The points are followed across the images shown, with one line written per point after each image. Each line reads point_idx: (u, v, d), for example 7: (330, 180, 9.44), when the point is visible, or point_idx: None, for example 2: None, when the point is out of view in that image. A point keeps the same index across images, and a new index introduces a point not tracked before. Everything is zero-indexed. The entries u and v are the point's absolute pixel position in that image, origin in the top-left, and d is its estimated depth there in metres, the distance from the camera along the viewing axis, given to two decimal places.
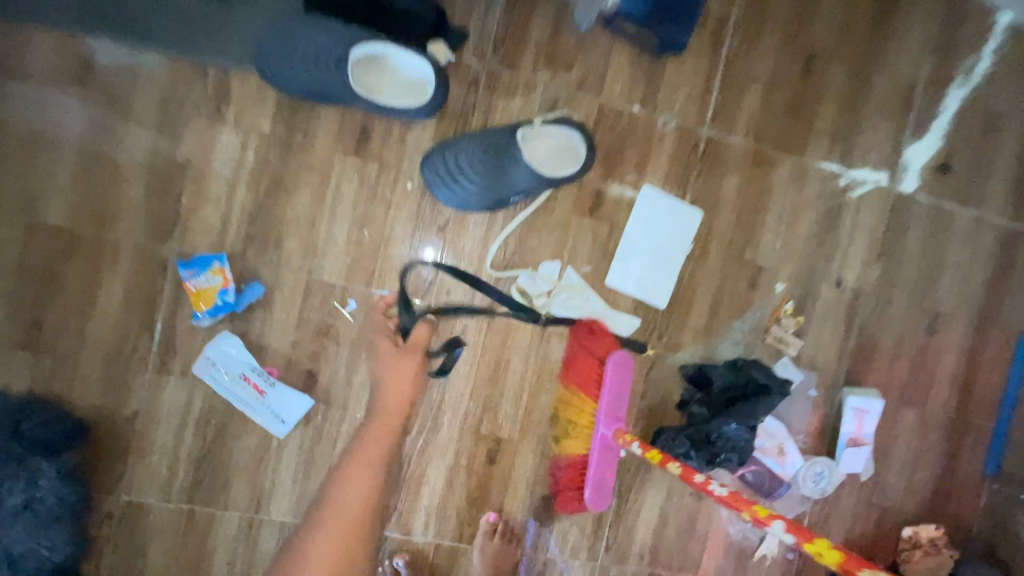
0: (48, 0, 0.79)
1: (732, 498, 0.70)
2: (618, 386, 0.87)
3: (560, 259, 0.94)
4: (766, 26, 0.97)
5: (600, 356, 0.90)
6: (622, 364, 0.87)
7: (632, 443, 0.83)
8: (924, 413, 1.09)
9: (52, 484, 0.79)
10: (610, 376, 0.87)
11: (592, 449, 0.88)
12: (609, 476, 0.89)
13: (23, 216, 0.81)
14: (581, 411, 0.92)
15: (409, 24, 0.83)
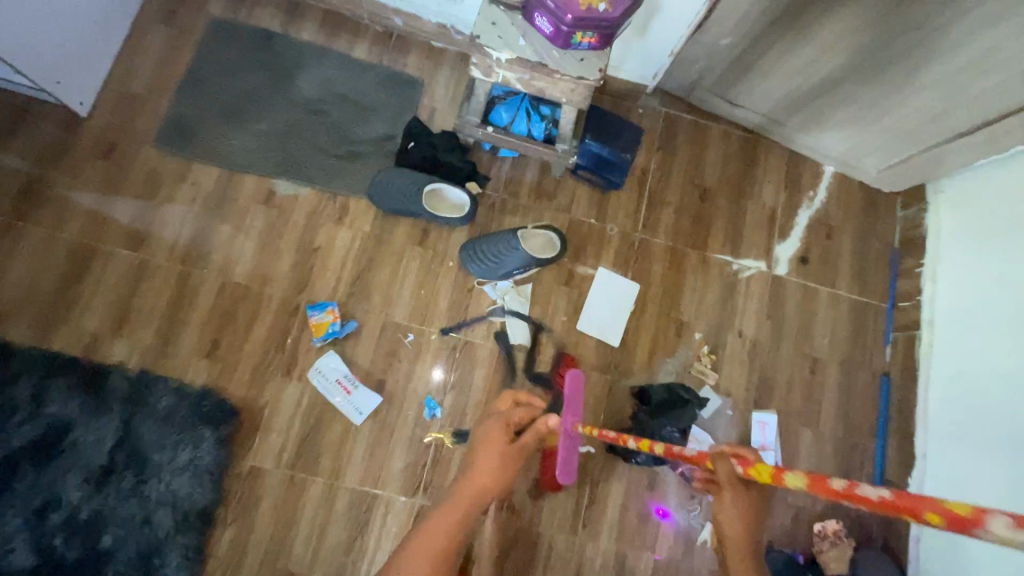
0: (255, 159, 1.42)
1: (615, 437, 1.03)
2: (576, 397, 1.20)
3: (512, 279, 1.44)
4: (673, 173, 1.58)
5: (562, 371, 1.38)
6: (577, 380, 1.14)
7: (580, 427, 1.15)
8: (818, 432, 1.48)
9: (211, 447, 1.24)
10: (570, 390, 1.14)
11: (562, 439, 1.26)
12: (573, 458, 1.28)
13: (219, 277, 1.36)
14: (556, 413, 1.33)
15: (456, 173, 1.44)
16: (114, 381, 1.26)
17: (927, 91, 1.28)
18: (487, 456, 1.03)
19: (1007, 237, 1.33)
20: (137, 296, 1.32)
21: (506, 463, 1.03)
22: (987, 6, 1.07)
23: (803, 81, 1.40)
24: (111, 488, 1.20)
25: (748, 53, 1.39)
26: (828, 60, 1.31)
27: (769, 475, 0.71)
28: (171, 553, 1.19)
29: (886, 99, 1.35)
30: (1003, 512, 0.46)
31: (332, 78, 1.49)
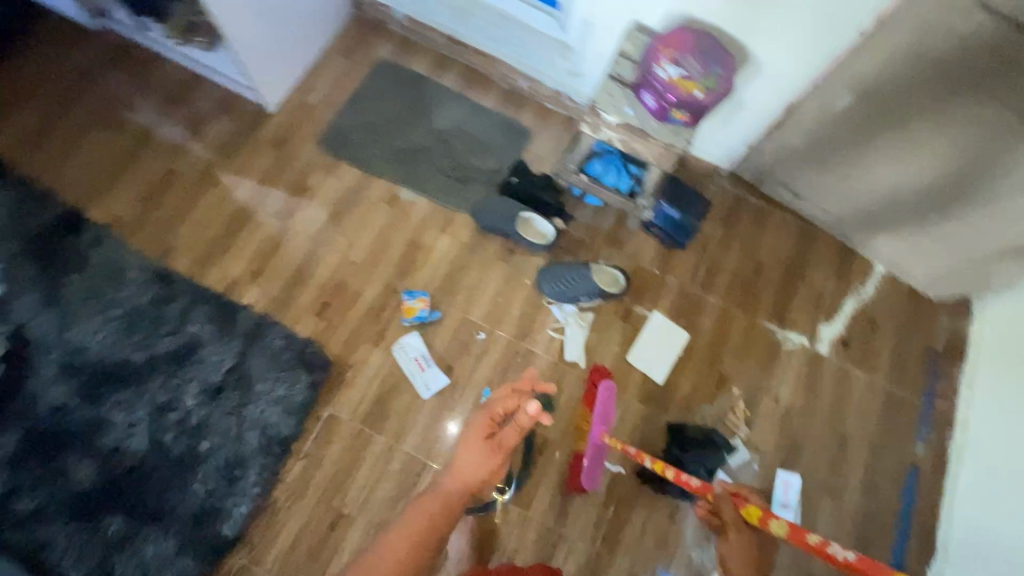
0: (389, 169, 1.74)
1: (633, 454, 1.23)
2: (604, 402, 1.42)
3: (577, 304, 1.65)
4: (734, 244, 1.78)
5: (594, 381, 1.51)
6: (609, 390, 1.43)
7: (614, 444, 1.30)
8: (839, 506, 1.55)
9: (303, 388, 1.48)
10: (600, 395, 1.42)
11: (589, 448, 1.38)
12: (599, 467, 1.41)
13: (340, 254, 1.64)
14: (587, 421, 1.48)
15: (546, 208, 1.71)
16: (241, 318, 1.53)
17: (977, 215, 1.44)
18: (463, 454, 1.04)
19: None
20: (274, 256, 1.63)
21: (483, 460, 1.02)
22: None
23: (866, 191, 1.60)
24: (219, 403, 1.45)
25: (817, 160, 1.60)
26: (887, 177, 1.51)
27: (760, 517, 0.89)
28: (252, 468, 1.40)
29: (943, 219, 1.52)
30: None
31: (461, 117, 1.83)
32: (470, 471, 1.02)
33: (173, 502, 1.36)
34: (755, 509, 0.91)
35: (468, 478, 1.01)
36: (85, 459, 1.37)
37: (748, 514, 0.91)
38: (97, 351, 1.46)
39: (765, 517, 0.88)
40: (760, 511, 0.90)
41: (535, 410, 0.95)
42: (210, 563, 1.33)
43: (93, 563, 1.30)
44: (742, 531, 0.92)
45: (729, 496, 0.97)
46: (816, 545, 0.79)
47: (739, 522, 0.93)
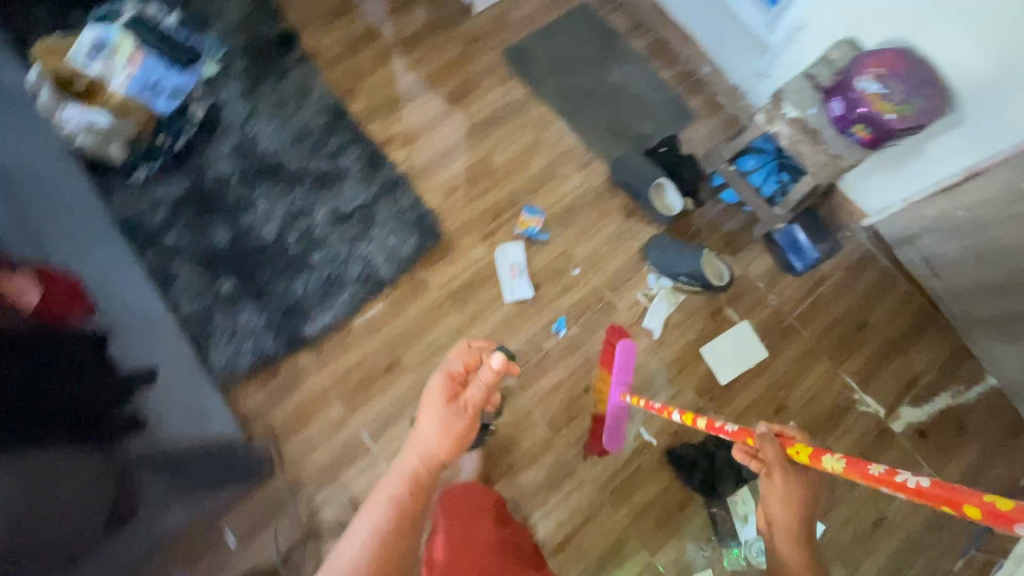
0: (554, 98, 1.85)
1: (660, 408, 1.30)
2: (621, 361, 1.49)
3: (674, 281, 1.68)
4: (847, 294, 1.74)
5: (612, 342, 1.52)
6: (626, 349, 1.49)
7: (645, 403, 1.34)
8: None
9: (411, 247, 1.62)
10: (617, 356, 1.49)
11: (608, 408, 1.47)
12: (620, 428, 1.49)
13: (483, 151, 1.77)
14: (604, 381, 1.50)
15: (682, 184, 1.74)
16: (385, 170, 1.71)
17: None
18: (424, 420, 0.99)
19: None
20: (430, 131, 1.78)
21: (446, 424, 0.98)
22: None
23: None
24: (341, 229, 1.63)
25: (981, 251, 1.48)
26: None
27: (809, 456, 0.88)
28: (345, 291, 1.57)
29: None
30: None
31: (636, 77, 1.89)
32: (433, 437, 0.97)
33: (276, 289, 1.55)
34: (802, 447, 0.90)
35: (429, 445, 0.97)
36: (225, 226, 1.60)
37: (796, 454, 0.90)
38: (265, 149, 1.68)
39: (816, 453, 0.86)
40: (808, 449, 0.88)
41: (494, 359, 0.91)
42: (284, 350, 1.51)
43: (201, 307, 1.51)
44: (785, 473, 0.98)
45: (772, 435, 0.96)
46: (881, 477, 0.73)
47: (783, 464, 0.97)
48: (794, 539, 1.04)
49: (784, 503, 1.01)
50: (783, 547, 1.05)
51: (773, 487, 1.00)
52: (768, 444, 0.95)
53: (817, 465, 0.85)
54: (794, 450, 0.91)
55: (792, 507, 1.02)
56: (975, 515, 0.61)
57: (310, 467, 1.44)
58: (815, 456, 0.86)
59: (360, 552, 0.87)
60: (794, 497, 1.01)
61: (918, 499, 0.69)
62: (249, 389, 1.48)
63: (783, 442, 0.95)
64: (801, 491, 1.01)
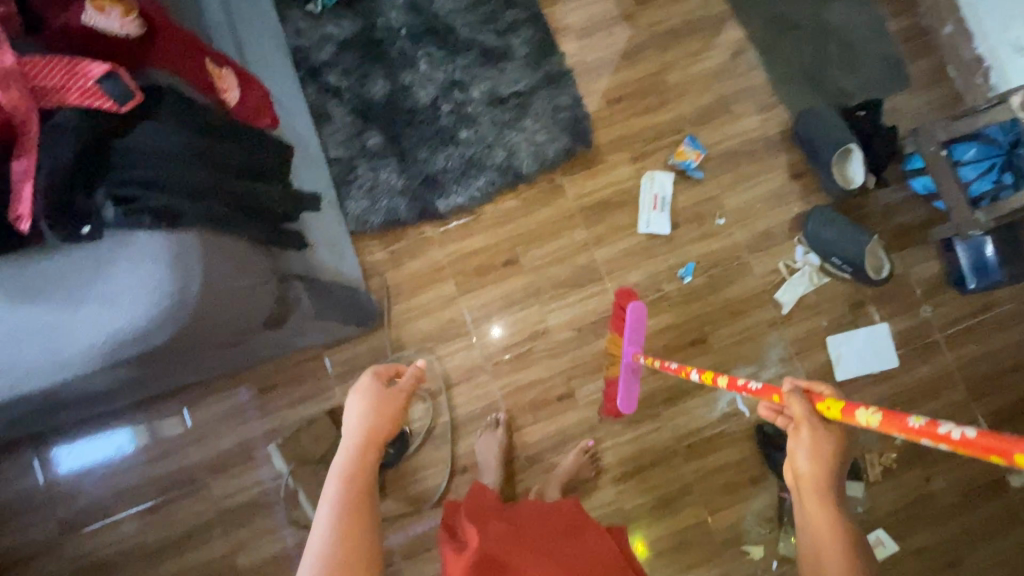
0: (754, 24, 1.63)
1: (675, 369, 1.21)
2: (632, 323, 1.38)
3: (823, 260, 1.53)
4: (1013, 329, 1.53)
5: (620, 305, 1.43)
6: (638, 310, 1.38)
7: (663, 365, 1.23)
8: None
9: (558, 149, 1.55)
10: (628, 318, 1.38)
11: (620, 369, 1.41)
12: (633, 389, 1.41)
13: (659, 66, 1.61)
14: (614, 342, 1.43)
15: (870, 157, 1.53)
16: (552, 61, 1.60)
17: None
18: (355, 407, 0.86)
19: None
20: (608, 30, 1.63)
21: (379, 407, 0.85)
22: None
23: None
24: (494, 112, 1.57)
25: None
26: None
27: (841, 411, 0.76)
28: (483, 177, 1.54)
29: None
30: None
31: (858, 21, 1.62)
32: (367, 416, 0.84)
33: (418, 156, 1.55)
34: (834, 401, 0.78)
35: (368, 420, 0.83)
36: (385, 79, 1.58)
37: (827, 410, 0.78)
38: (438, 9, 1.61)
39: (848, 409, 0.75)
40: (840, 403, 0.77)
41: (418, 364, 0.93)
42: (413, 217, 1.53)
43: (347, 155, 1.54)
44: (815, 428, 0.80)
45: (798, 388, 0.84)
46: (925, 430, 0.63)
47: (813, 418, 0.80)
48: (828, 504, 0.78)
49: (812, 460, 0.79)
50: (812, 519, 0.78)
51: (799, 444, 0.80)
52: (795, 397, 0.82)
53: (851, 421, 0.74)
54: (823, 406, 0.78)
55: (823, 466, 0.79)
56: None
57: (412, 332, 1.50)
58: (847, 413, 0.75)
59: (321, 539, 0.70)
60: (825, 455, 0.79)
61: (962, 451, 0.60)
62: (372, 244, 1.52)
63: (812, 395, 0.82)
64: (841, 450, 0.80)
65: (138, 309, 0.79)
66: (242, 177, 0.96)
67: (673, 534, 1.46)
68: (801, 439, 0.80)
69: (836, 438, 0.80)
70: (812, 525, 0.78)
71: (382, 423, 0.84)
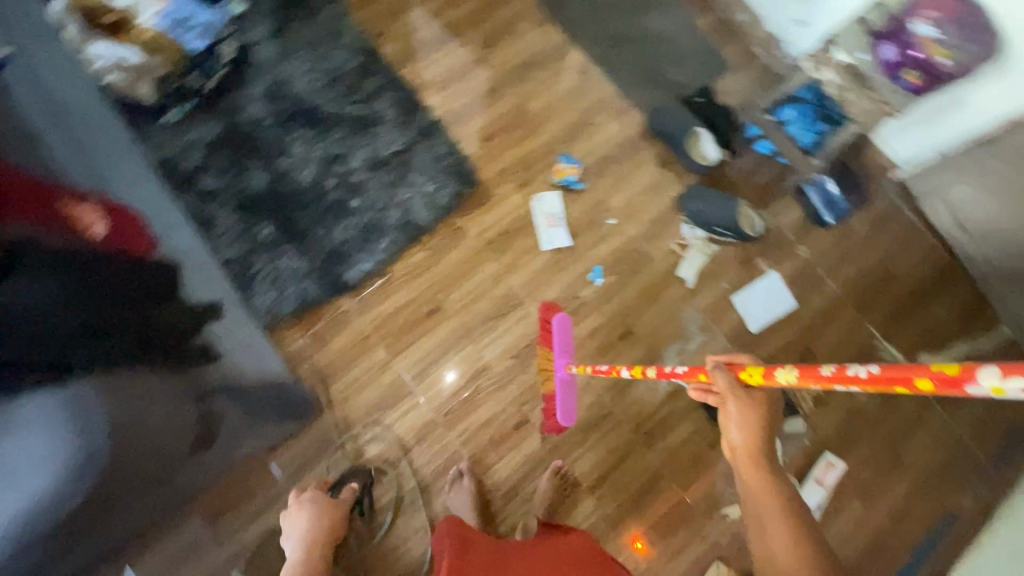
0: (590, 44, 1.82)
1: (607, 369, 1.34)
2: (559, 334, 1.51)
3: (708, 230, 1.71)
4: (873, 246, 1.77)
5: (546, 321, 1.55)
6: (564, 321, 1.52)
7: (596, 365, 1.36)
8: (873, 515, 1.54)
9: (449, 194, 1.62)
10: (555, 329, 1.51)
11: (557, 382, 1.49)
12: (570, 401, 1.49)
13: (519, 99, 1.75)
14: (547, 358, 1.53)
15: (718, 133, 1.74)
16: (421, 116, 1.69)
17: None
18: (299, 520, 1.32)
19: None
20: (463, 77, 1.74)
21: (317, 521, 1.31)
22: None
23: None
24: (379, 175, 1.62)
25: (1009, 191, 1.49)
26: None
27: (762, 375, 0.83)
28: (385, 238, 1.57)
29: None
30: (990, 362, 0.54)
31: (673, 25, 1.86)
32: (310, 529, 1.31)
33: (316, 234, 1.55)
34: (754, 368, 0.85)
35: (308, 534, 1.30)
36: (263, 168, 1.58)
37: (750, 377, 0.86)
38: (299, 93, 1.65)
39: (768, 371, 0.83)
40: (759, 369, 0.84)
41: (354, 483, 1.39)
42: (327, 294, 1.52)
43: (243, 251, 1.51)
44: (741, 400, 0.88)
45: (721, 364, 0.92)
46: (837, 377, 0.71)
47: (737, 389, 0.88)
48: (759, 467, 0.91)
49: (742, 432, 0.90)
50: (749, 482, 0.92)
51: (729, 418, 0.90)
52: (720, 373, 0.90)
53: (771, 383, 0.81)
54: (747, 375, 0.86)
55: (753, 433, 0.90)
56: (931, 384, 0.60)
57: (355, 408, 1.48)
58: (767, 375, 0.82)
59: None
60: (752, 424, 0.89)
61: (871, 389, 0.67)
62: (291, 333, 1.49)
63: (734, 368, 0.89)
64: (765, 414, 0.90)
65: (52, 461, 0.86)
66: (149, 324, 1.08)
67: (659, 520, 1.51)
68: (730, 411, 0.90)
69: (760, 406, 0.89)
70: (750, 487, 0.92)
71: (333, 523, 1.32)
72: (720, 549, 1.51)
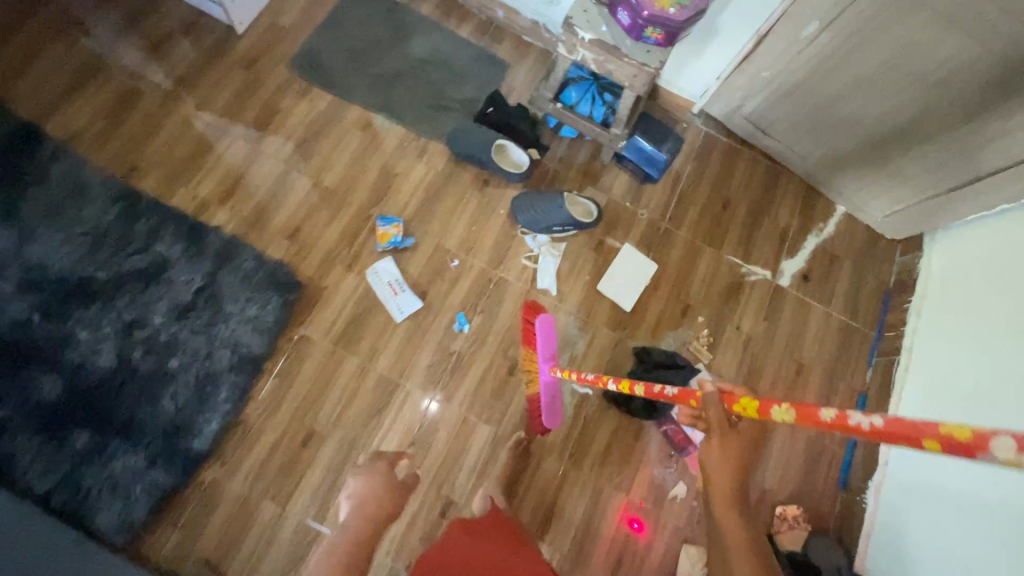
0: (363, 95, 1.70)
1: (592, 378, 1.28)
2: (544, 337, 1.43)
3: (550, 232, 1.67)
4: (703, 181, 1.82)
5: (530, 319, 1.47)
6: (547, 322, 1.44)
7: (588, 373, 1.30)
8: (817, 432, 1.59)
9: (274, 308, 1.46)
10: (538, 331, 1.43)
11: (541, 386, 1.43)
12: (558, 403, 1.46)
13: (312, 178, 1.61)
14: (533, 360, 1.46)
15: (521, 138, 1.71)
16: (210, 239, 1.50)
17: (942, 147, 1.50)
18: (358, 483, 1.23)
19: (967, 293, 1.55)
20: (244, 179, 1.58)
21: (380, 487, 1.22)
22: (1004, 145, 1.39)
23: (844, 128, 1.63)
24: (189, 322, 1.43)
25: (788, 93, 1.65)
26: (865, 107, 1.53)
27: (755, 410, 0.85)
28: (224, 386, 1.40)
29: (883, 166, 1.66)
30: (1004, 434, 0.52)
31: (439, 44, 1.79)
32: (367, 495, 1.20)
33: (143, 418, 1.35)
34: (749, 402, 0.86)
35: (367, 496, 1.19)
36: (50, 373, 1.34)
37: (743, 410, 0.87)
38: (60, 269, 1.42)
39: (762, 406, 0.83)
40: (753, 404, 0.85)
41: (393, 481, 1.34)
42: (181, 476, 1.32)
43: (62, 475, 1.28)
44: (725, 435, 0.94)
45: (716, 395, 0.94)
46: (833, 422, 0.68)
47: (723, 424, 0.93)
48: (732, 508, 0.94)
49: (721, 467, 0.94)
50: (722, 517, 0.94)
51: (710, 450, 0.94)
52: (713, 405, 0.93)
53: (766, 418, 0.82)
54: (740, 407, 0.87)
55: (727, 475, 0.94)
56: (938, 447, 0.58)
57: None
58: (762, 410, 0.83)
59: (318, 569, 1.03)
60: (730, 461, 0.94)
61: (876, 437, 0.64)
62: (159, 536, 1.30)
63: (727, 399, 0.93)
64: (745, 461, 0.95)
65: None
66: None
67: (617, 533, 1.48)
68: (714, 444, 0.95)
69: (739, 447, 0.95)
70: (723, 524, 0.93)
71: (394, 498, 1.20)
72: (683, 531, 1.50)
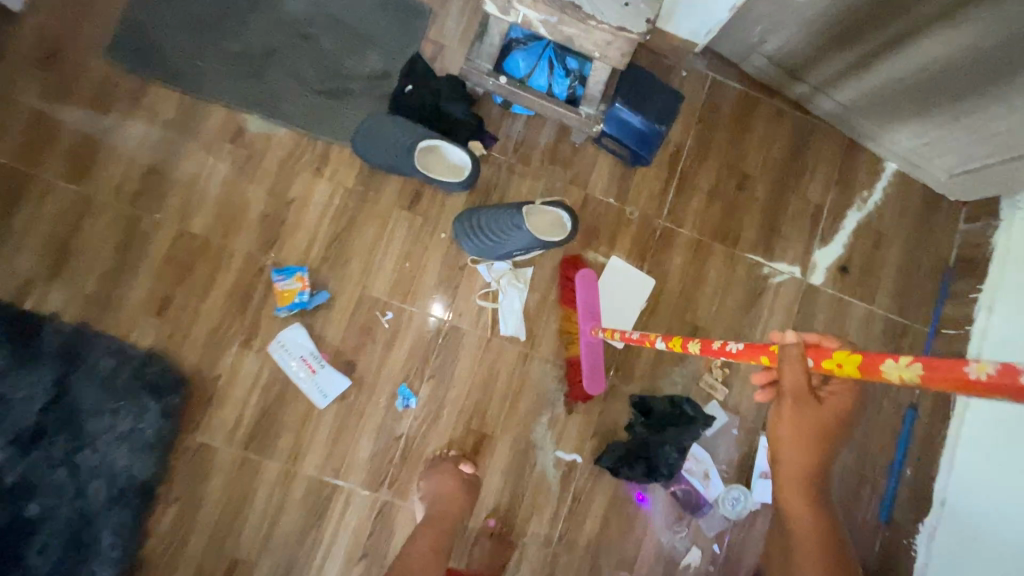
0: (224, 87, 1.19)
1: (639, 338, 1.03)
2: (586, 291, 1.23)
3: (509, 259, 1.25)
4: (711, 152, 1.36)
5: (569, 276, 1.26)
6: (588, 277, 1.24)
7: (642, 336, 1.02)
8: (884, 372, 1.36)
9: (154, 418, 1.10)
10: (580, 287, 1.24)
11: (583, 346, 1.22)
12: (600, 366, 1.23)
13: (175, 224, 1.16)
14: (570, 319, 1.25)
15: (459, 127, 1.22)
16: (47, 333, 1.09)
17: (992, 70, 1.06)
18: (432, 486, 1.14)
19: None
20: (79, 236, 1.14)
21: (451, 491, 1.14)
22: None
23: (904, 67, 1.15)
24: (40, 452, 1.06)
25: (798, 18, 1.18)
26: (949, 40, 1.05)
27: (855, 367, 0.58)
28: (105, 529, 1.07)
29: (926, 113, 1.23)
30: None
31: None
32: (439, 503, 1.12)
33: None
34: (843, 355, 0.59)
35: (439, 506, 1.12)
36: None
37: (836, 366, 0.60)
38: None
39: (865, 362, 0.56)
40: (851, 356, 0.58)
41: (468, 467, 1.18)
42: None
43: None
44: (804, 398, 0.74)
45: (798, 347, 0.67)
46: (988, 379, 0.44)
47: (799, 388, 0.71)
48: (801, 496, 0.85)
49: (790, 433, 0.79)
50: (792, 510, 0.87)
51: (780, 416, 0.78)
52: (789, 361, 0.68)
53: (871, 378, 0.55)
54: (831, 364, 0.60)
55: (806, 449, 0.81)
56: None
57: None
58: (866, 367, 0.56)
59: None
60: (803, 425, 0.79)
61: None
62: None
63: (814, 352, 0.66)
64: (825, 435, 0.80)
65: None
66: None
67: None
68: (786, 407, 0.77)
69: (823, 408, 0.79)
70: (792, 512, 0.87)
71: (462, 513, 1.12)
72: None
